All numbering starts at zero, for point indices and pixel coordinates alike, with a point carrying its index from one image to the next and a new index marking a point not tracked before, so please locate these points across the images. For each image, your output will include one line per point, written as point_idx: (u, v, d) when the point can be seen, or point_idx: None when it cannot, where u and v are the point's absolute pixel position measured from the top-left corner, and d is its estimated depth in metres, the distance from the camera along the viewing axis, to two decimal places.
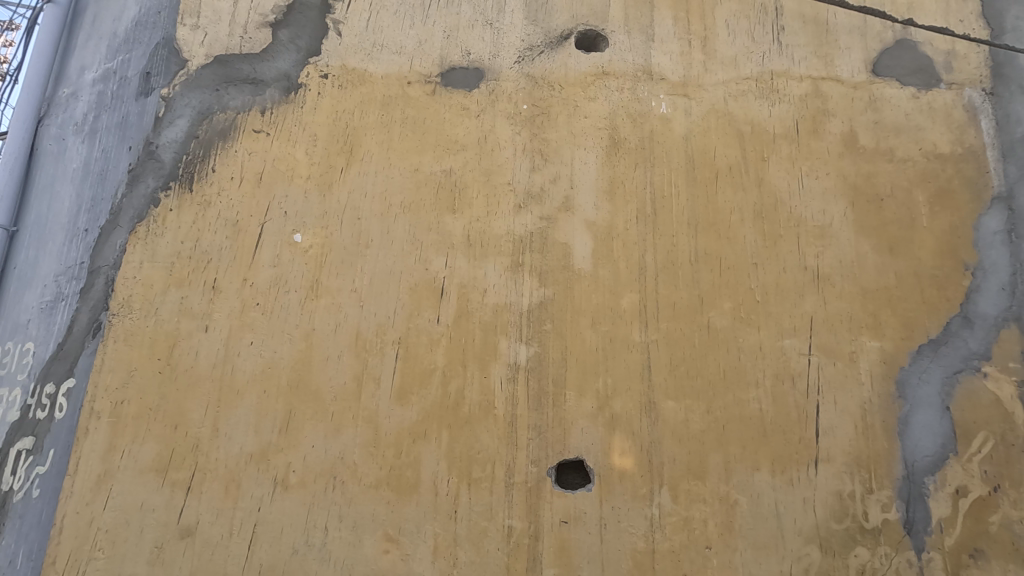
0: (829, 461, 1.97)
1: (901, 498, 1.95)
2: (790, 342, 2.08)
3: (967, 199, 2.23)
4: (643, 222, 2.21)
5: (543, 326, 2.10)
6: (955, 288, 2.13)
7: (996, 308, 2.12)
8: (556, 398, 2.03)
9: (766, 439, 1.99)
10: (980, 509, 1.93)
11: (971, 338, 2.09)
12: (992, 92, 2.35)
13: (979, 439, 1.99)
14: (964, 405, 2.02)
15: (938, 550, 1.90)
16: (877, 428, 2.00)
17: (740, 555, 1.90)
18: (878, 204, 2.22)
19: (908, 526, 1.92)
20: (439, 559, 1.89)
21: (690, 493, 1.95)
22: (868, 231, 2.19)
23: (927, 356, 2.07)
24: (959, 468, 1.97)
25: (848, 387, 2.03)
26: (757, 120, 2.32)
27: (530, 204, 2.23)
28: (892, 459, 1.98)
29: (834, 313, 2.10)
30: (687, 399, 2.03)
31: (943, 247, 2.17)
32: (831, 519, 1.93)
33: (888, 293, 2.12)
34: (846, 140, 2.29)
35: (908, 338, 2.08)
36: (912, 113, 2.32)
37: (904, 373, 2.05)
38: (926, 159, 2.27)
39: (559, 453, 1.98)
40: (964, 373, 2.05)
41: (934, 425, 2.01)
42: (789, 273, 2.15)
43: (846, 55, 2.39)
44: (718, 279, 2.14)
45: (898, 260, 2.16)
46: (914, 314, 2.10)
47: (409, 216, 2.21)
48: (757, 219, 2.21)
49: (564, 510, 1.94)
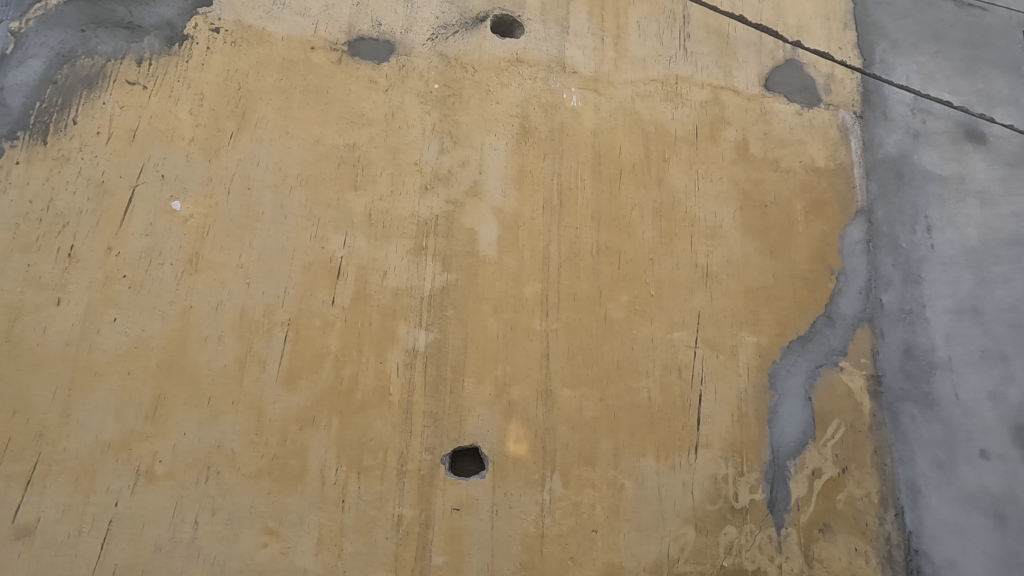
0: (707, 446, 2.11)
1: (767, 480, 2.13)
2: (680, 335, 2.19)
3: (836, 210, 2.46)
4: (549, 212, 2.23)
5: (445, 312, 2.06)
6: (822, 290, 2.35)
7: (853, 309, 2.37)
8: (454, 385, 2.01)
9: (652, 426, 2.09)
10: (830, 488, 2.15)
11: (833, 336, 2.31)
12: (861, 115, 2.62)
13: (833, 426, 2.22)
14: (824, 395, 2.24)
15: (795, 526, 2.10)
16: (750, 416, 2.17)
17: (623, 537, 1.99)
18: (763, 210, 2.40)
19: (771, 506, 2.11)
20: (323, 550, 1.81)
21: (580, 478, 2.01)
22: (753, 234, 2.36)
23: (796, 350, 2.27)
24: (816, 452, 2.18)
25: (727, 378, 2.18)
26: (661, 122, 2.41)
27: (437, 186, 2.18)
28: (761, 445, 2.15)
29: (719, 309, 2.25)
30: (582, 387, 2.09)
31: (814, 253, 2.39)
32: (706, 500, 2.06)
33: (767, 292, 2.30)
34: (739, 148, 2.45)
35: (781, 334, 2.27)
36: (796, 128, 2.52)
37: (776, 366, 2.24)
38: (805, 172, 2.48)
39: (455, 440, 1.97)
40: (825, 367, 2.27)
41: (798, 413, 2.21)
42: (682, 270, 2.26)
43: (743, 68, 2.55)
44: (617, 272, 2.22)
45: (777, 262, 2.34)
46: (787, 312, 2.30)
47: (306, 190, 2.07)
48: (656, 217, 2.30)
49: (457, 497, 1.92)
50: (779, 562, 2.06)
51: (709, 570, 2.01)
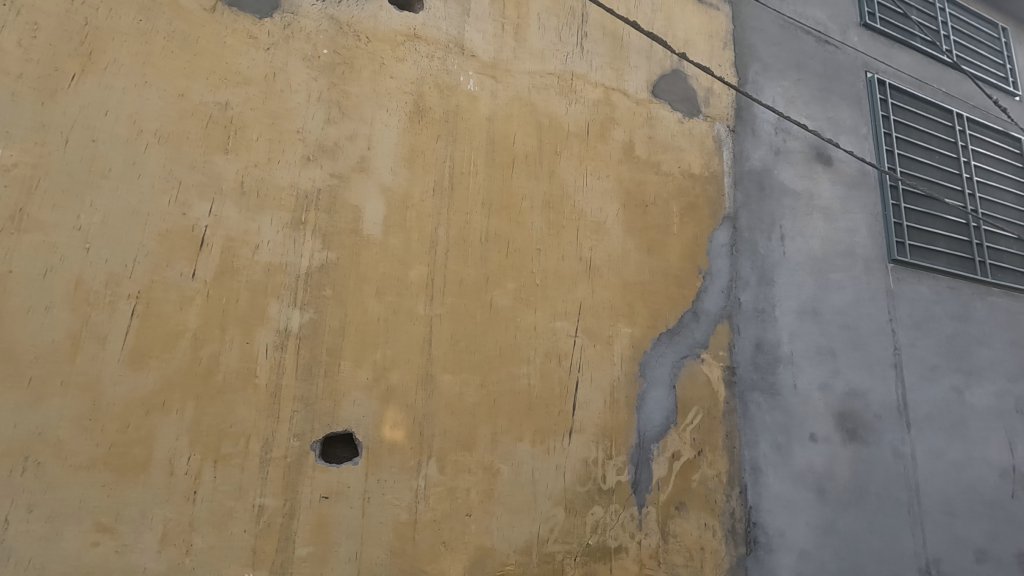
0: (580, 431, 2.21)
1: (632, 462, 2.27)
2: (561, 324, 2.27)
3: (707, 214, 2.67)
4: (439, 195, 2.19)
5: (323, 291, 1.95)
6: (690, 287, 2.54)
7: (716, 306, 2.58)
8: (329, 368, 1.91)
9: (530, 412, 2.15)
10: (687, 469, 2.34)
11: (697, 330, 2.51)
12: (733, 129, 2.84)
13: (692, 412, 2.41)
14: (687, 384, 2.43)
15: (654, 504, 2.26)
16: (621, 403, 2.30)
17: (496, 520, 2.02)
18: (643, 209, 2.54)
19: (635, 487, 2.25)
20: (168, 547, 1.65)
21: (457, 463, 2.01)
22: (634, 231, 2.49)
23: (665, 342, 2.44)
24: (677, 436, 2.36)
25: (602, 366, 2.30)
26: (555, 115, 2.46)
27: (321, 157, 2.05)
28: (629, 429, 2.29)
29: (599, 301, 2.35)
30: (463, 373, 2.08)
31: (686, 253, 2.57)
32: (577, 482, 2.16)
33: (643, 287, 2.45)
34: (625, 149, 2.57)
35: (653, 326, 2.43)
36: (677, 135, 2.69)
37: (646, 355, 2.39)
38: (683, 177, 2.66)
39: (327, 426, 1.87)
40: (689, 358, 2.46)
41: (663, 400, 2.38)
42: (567, 261, 2.33)
43: (634, 72, 2.67)
44: (505, 260, 2.23)
45: (653, 259, 2.50)
46: (660, 306, 2.46)
47: (166, 149, 1.85)
48: (545, 208, 2.35)
49: (326, 485, 1.84)
50: (639, 538, 2.21)
51: (576, 549, 2.11)
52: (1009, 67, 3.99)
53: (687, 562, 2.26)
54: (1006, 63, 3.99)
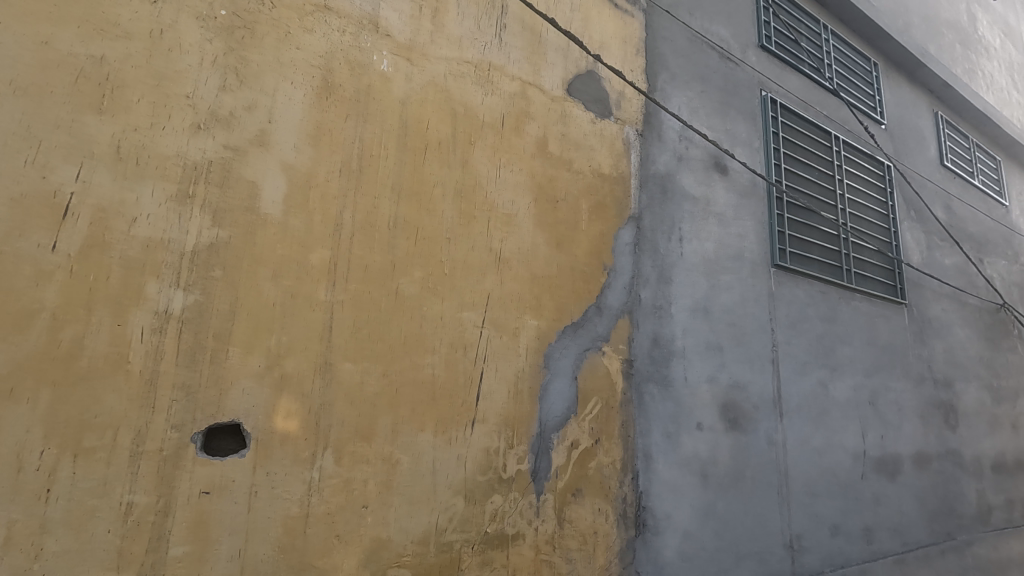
0: (483, 421, 2.22)
1: (533, 451, 2.32)
2: (468, 314, 2.26)
3: (614, 213, 2.78)
4: (345, 176, 2.10)
5: (211, 272, 1.81)
6: (595, 283, 2.64)
7: (618, 301, 2.69)
8: (215, 354, 1.78)
9: (433, 402, 2.13)
10: (585, 457, 2.44)
11: (600, 324, 2.61)
12: (641, 134, 2.97)
13: (592, 403, 2.51)
14: (587, 376, 2.52)
15: (552, 491, 2.33)
16: (524, 393, 2.34)
17: (394, 511, 1.99)
18: (554, 205, 2.59)
19: (534, 475, 2.30)
20: (12, 552, 1.46)
21: (354, 454, 1.95)
22: (544, 226, 2.54)
23: (569, 334, 2.51)
24: (576, 426, 2.45)
25: (507, 357, 2.32)
26: (470, 105, 2.44)
27: (214, 127, 1.89)
28: (531, 419, 2.34)
29: (506, 293, 2.37)
30: (365, 361, 2.02)
31: (592, 249, 2.66)
32: (478, 471, 2.18)
33: (550, 280, 2.50)
34: (539, 144, 2.60)
35: (558, 320, 2.49)
36: (589, 134, 2.77)
37: (551, 347, 2.45)
38: (593, 175, 2.74)
39: (211, 417, 1.74)
40: (591, 351, 2.56)
41: (565, 391, 2.45)
42: (476, 252, 2.33)
43: (550, 69, 2.71)
44: (413, 248, 2.19)
45: (561, 254, 2.56)
46: (565, 300, 2.53)
47: (23, 101, 1.62)
48: (457, 197, 2.33)
49: (207, 479, 1.71)
50: (536, 525, 2.27)
51: (474, 537, 2.12)
52: (878, 98, 4.49)
53: (580, 546, 2.36)
54: (876, 94, 4.49)
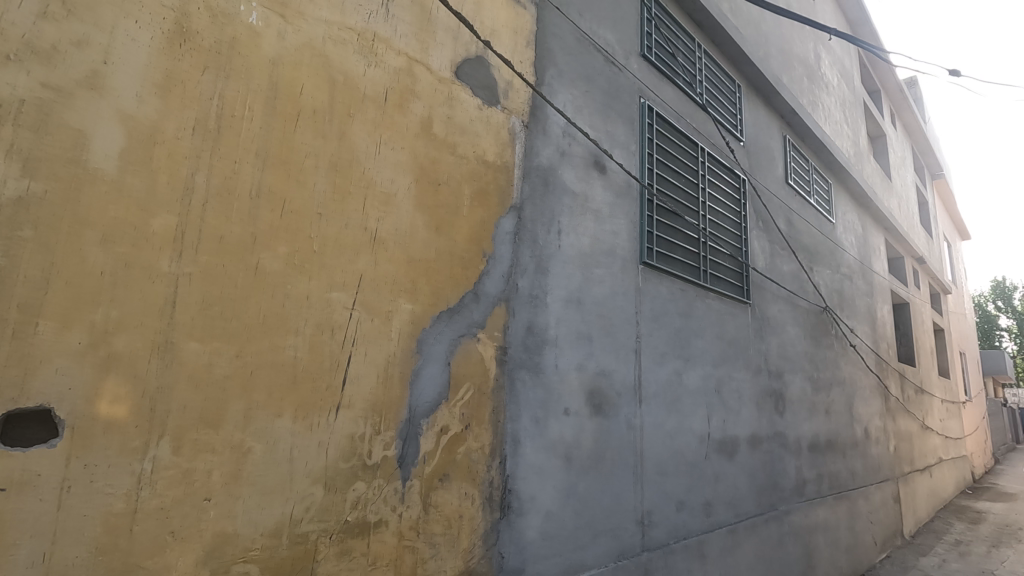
0: (348, 407, 2.13)
1: (400, 437, 2.28)
2: (337, 295, 2.15)
3: (496, 201, 2.79)
4: (200, 136, 1.89)
5: (17, 231, 1.53)
6: (473, 269, 2.64)
7: (496, 289, 2.72)
8: (20, 329, 1.51)
9: (293, 386, 2.00)
10: (454, 442, 2.44)
11: (476, 311, 2.62)
12: (526, 126, 3.01)
13: (464, 389, 2.52)
14: (461, 362, 2.52)
15: (419, 477, 2.31)
16: (395, 378, 2.29)
17: (242, 502, 1.84)
18: (435, 188, 2.55)
19: (401, 461, 2.26)
20: None
21: (197, 442, 1.77)
22: (423, 208, 2.49)
23: (444, 320, 2.49)
24: (446, 411, 2.44)
25: (378, 341, 2.25)
26: (350, 74, 2.31)
27: (29, 60, 1.60)
28: (401, 405, 2.29)
29: (380, 274, 2.30)
30: (214, 342, 1.84)
31: (472, 235, 2.66)
32: (340, 459, 2.09)
33: (427, 264, 2.46)
34: (423, 124, 2.54)
35: (433, 304, 2.46)
36: (475, 120, 2.76)
37: (424, 332, 2.41)
38: (476, 162, 2.74)
39: (11, 401, 1.48)
40: (465, 337, 2.56)
41: (437, 376, 2.43)
42: (350, 230, 2.22)
43: (439, 49, 2.65)
44: (277, 221, 2.03)
45: (440, 238, 2.53)
46: (442, 285, 2.51)
47: None
48: (331, 170, 2.19)
49: (3, 474, 1.46)
50: (400, 511, 2.23)
51: (332, 526, 2.04)
52: (739, 117, 4.97)
53: (445, 531, 2.36)
54: (738, 113, 4.97)
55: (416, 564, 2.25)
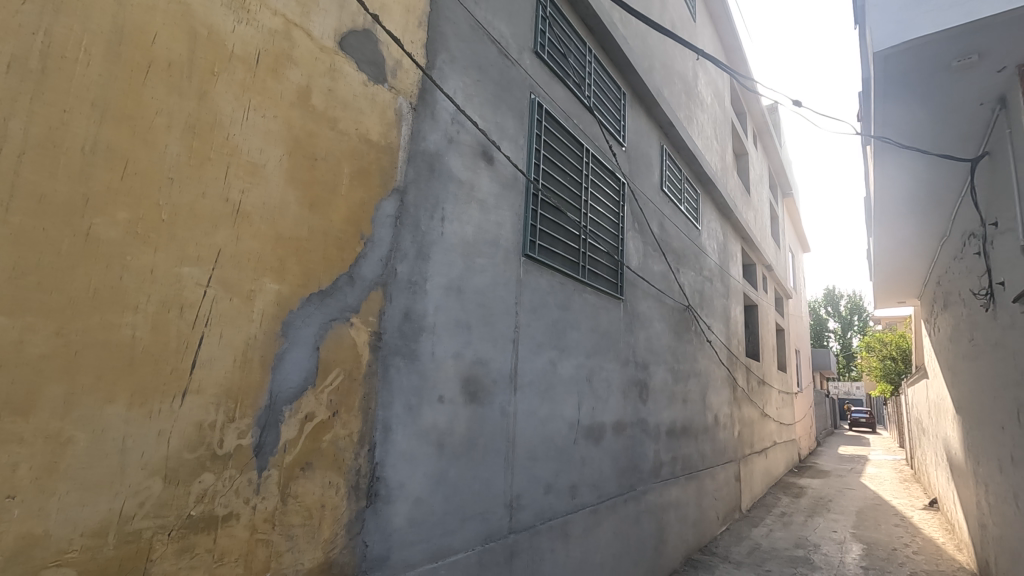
0: (198, 392, 1.96)
1: (258, 425, 2.14)
2: (189, 270, 1.96)
3: (377, 182, 2.71)
4: (17, 75, 1.62)
5: None
6: (349, 251, 2.54)
7: (373, 273, 2.64)
8: None
9: (130, 369, 1.79)
10: (318, 430, 2.34)
11: (350, 295, 2.53)
12: (414, 108, 2.94)
13: (333, 374, 2.42)
14: (331, 347, 2.42)
15: (277, 467, 2.19)
16: (254, 362, 2.14)
17: (57, 500, 1.62)
18: (311, 162, 2.41)
19: (257, 450, 2.13)
20: None
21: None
22: (296, 183, 2.34)
23: (314, 302, 2.38)
24: (312, 398, 2.33)
25: (236, 323, 2.09)
26: (216, 29, 2.10)
27: None
28: (260, 390, 2.15)
29: (242, 250, 2.13)
30: (27, 316, 1.60)
31: (350, 216, 2.56)
32: (184, 449, 1.91)
33: (297, 243, 2.33)
34: (300, 93, 2.39)
35: (303, 286, 2.34)
36: (358, 96, 2.65)
37: (291, 315, 2.28)
38: (358, 140, 2.63)
39: None
40: (337, 321, 2.46)
41: (303, 361, 2.31)
42: (207, 200, 2.03)
43: (322, 16, 2.50)
44: (117, 183, 1.80)
45: (313, 216, 2.40)
46: (313, 266, 2.38)
47: None
48: (187, 132, 1.99)
49: None
50: (254, 503, 2.10)
51: (172, 522, 1.86)
52: (623, 124, 5.26)
53: (304, 522, 2.26)
54: (622, 120, 5.26)
55: (270, 558, 2.13)
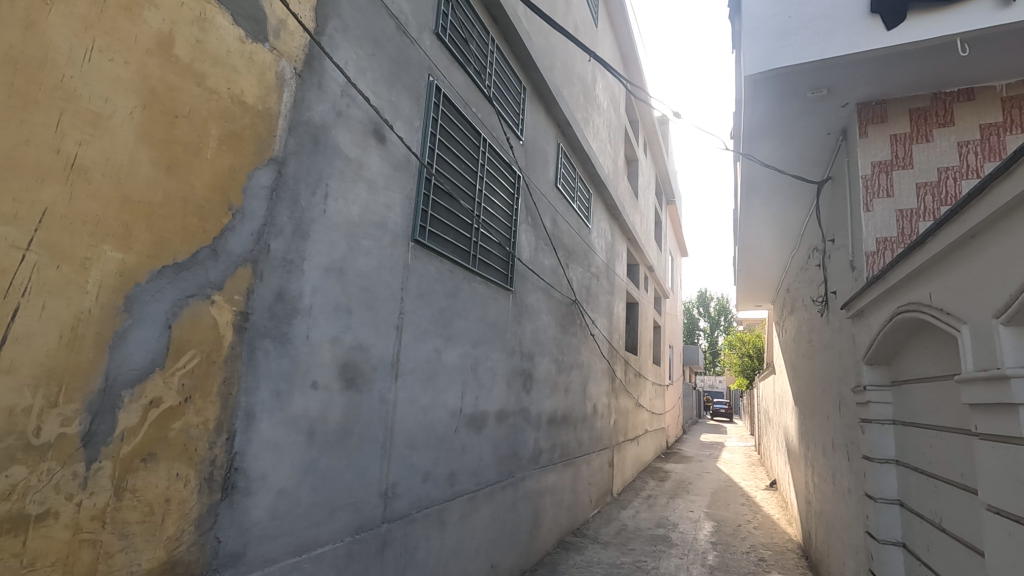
0: (8, 372, 1.68)
1: (88, 412, 1.88)
2: (2, 229, 1.67)
3: (251, 150, 2.49)
4: None
5: None
6: (213, 222, 2.31)
7: (241, 247, 2.43)
8: None
9: None
10: (166, 417, 2.12)
11: (213, 270, 2.30)
12: (299, 74, 2.73)
13: (187, 356, 2.20)
14: (185, 325, 2.20)
15: (111, 458, 1.94)
16: (86, 340, 1.88)
17: None
18: (171, 119, 2.16)
19: (86, 439, 1.87)
20: None
21: None
22: (151, 141, 2.09)
23: (166, 276, 2.13)
24: (159, 382, 2.10)
25: (65, 294, 1.81)
26: None
27: None
28: (93, 372, 1.89)
29: (76, 211, 1.85)
30: None
31: (216, 184, 2.33)
32: None
33: (149, 208, 2.07)
34: (160, 40, 2.12)
35: (154, 257, 2.09)
36: (233, 52, 2.41)
37: (137, 289, 2.03)
38: (230, 100, 2.40)
39: None
40: (195, 298, 2.23)
41: (150, 340, 2.07)
42: (32, 149, 1.74)
43: None
44: None
45: (170, 179, 2.15)
46: (168, 236, 2.14)
47: None
48: (6, 66, 1.69)
49: None
50: (79, 499, 1.85)
51: None
52: (522, 118, 5.32)
53: (143, 518, 2.03)
54: (521, 113, 5.31)
55: (98, 560, 1.90)
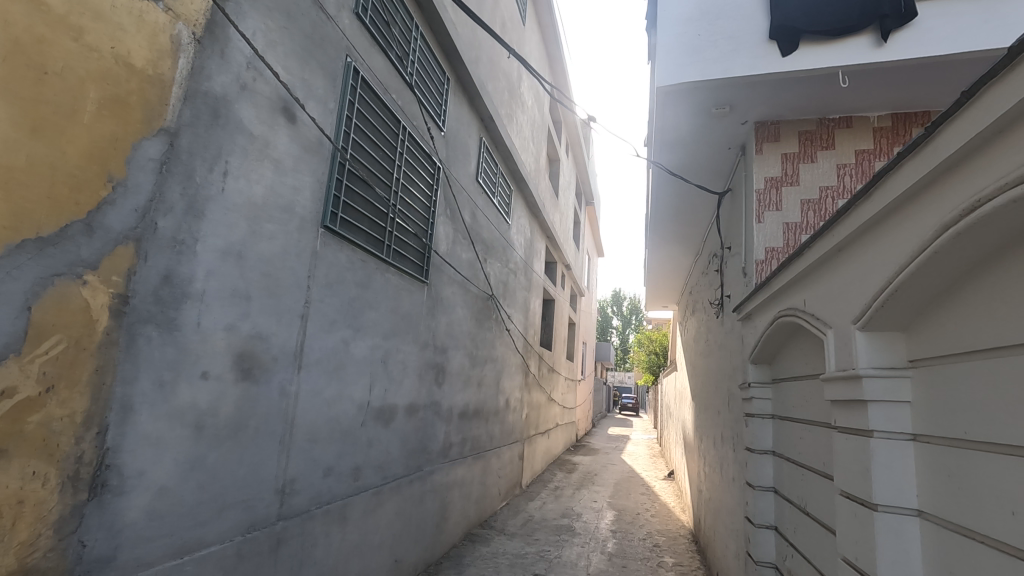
0: None
1: None
2: None
3: (138, 117, 2.27)
4: None
5: None
6: (88, 194, 2.08)
7: (121, 224, 2.21)
8: None
9: None
10: (21, 409, 1.89)
11: (86, 247, 2.08)
12: (199, 40, 2.52)
13: (50, 342, 1.97)
14: (49, 307, 1.97)
15: None
16: None
17: None
18: (38, 75, 1.93)
19: None
20: None
21: None
22: (13, 98, 1.86)
23: (27, 251, 1.90)
24: (14, 369, 1.87)
25: None
26: None
27: None
28: None
29: None
30: None
31: (93, 152, 2.10)
32: None
33: (8, 173, 1.84)
34: None
35: (12, 228, 1.86)
36: (119, 8, 2.19)
37: None
38: (114, 61, 2.17)
39: None
40: (62, 277, 2.01)
41: (4, 322, 1.84)
42: None
43: None
44: None
45: (36, 142, 1.92)
46: (31, 206, 1.91)
47: None
48: None
49: None
50: None
51: None
52: (444, 108, 5.25)
53: None
54: (443, 104, 5.24)
55: None
